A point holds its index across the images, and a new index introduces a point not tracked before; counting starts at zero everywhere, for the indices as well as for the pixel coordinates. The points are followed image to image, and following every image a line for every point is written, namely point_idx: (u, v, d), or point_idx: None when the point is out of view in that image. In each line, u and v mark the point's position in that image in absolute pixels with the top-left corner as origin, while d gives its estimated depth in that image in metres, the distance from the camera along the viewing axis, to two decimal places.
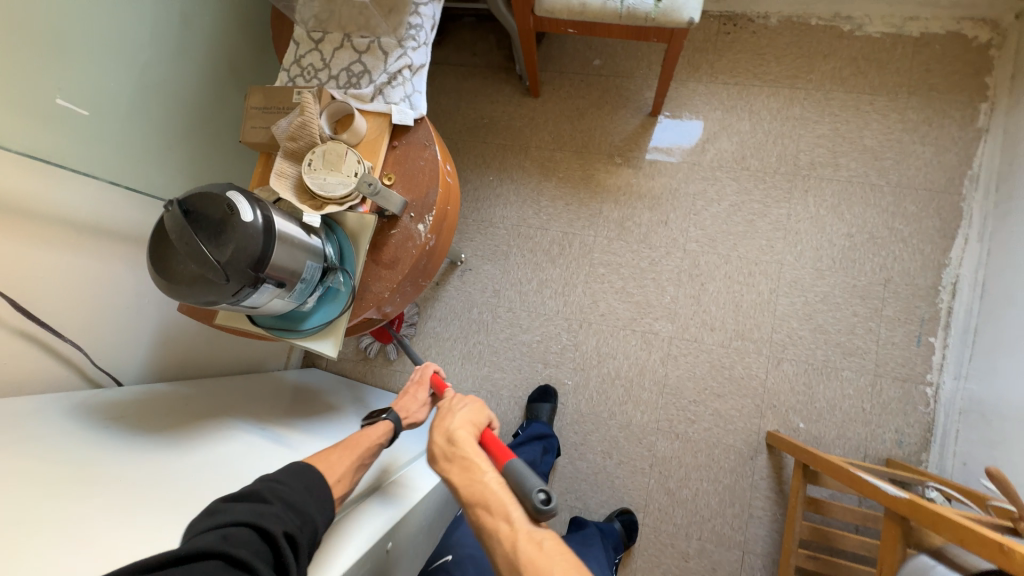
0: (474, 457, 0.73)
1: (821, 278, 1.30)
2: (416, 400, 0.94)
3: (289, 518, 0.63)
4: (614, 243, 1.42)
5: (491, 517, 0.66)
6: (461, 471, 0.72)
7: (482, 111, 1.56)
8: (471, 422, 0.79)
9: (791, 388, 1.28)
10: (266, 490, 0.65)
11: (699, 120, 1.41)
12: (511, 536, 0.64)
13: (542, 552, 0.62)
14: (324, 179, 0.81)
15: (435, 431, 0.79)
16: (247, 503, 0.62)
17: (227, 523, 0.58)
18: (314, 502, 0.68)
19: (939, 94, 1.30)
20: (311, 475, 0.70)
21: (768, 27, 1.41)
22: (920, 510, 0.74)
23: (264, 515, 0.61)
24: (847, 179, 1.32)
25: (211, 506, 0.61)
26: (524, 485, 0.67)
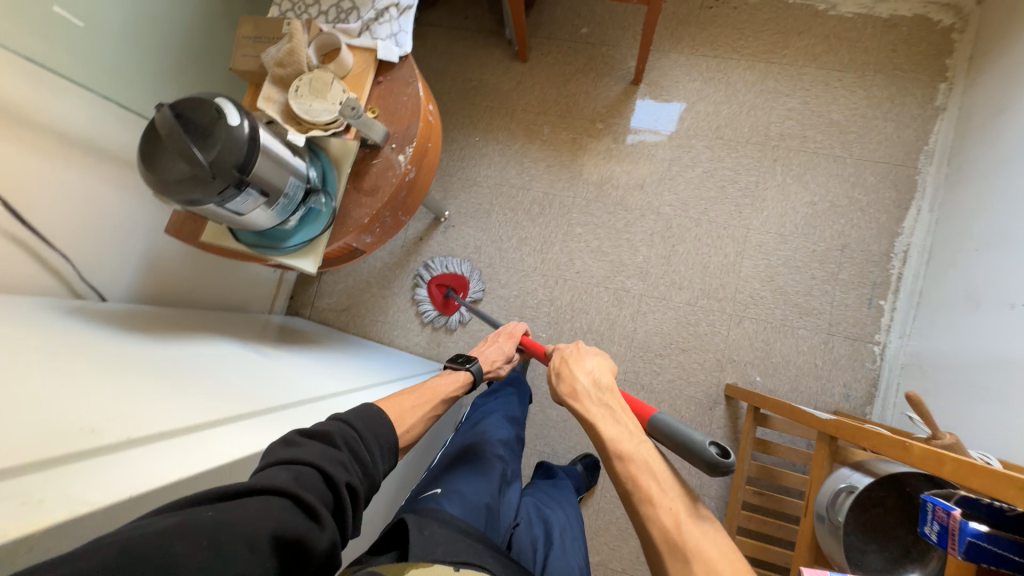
0: (622, 413, 0.70)
1: (784, 243, 1.38)
2: (503, 351, 1.06)
3: (354, 470, 0.63)
4: (592, 205, 1.48)
5: (646, 478, 0.61)
6: (609, 424, 0.69)
7: (472, 74, 1.60)
8: (615, 382, 0.77)
9: (750, 345, 1.35)
10: (337, 435, 0.65)
11: (682, 108, 1.47)
12: (668, 506, 0.58)
13: (701, 519, 0.57)
14: (310, 105, 0.86)
15: (577, 381, 0.77)
16: (321, 446, 0.61)
17: (300, 461, 0.58)
18: (372, 453, 0.68)
19: (903, 74, 1.37)
20: (377, 425, 0.71)
21: (748, 3, 1.47)
22: (844, 427, 0.82)
23: (337, 464, 0.60)
24: (814, 150, 1.39)
25: (288, 437, 0.61)
26: (690, 440, 0.63)
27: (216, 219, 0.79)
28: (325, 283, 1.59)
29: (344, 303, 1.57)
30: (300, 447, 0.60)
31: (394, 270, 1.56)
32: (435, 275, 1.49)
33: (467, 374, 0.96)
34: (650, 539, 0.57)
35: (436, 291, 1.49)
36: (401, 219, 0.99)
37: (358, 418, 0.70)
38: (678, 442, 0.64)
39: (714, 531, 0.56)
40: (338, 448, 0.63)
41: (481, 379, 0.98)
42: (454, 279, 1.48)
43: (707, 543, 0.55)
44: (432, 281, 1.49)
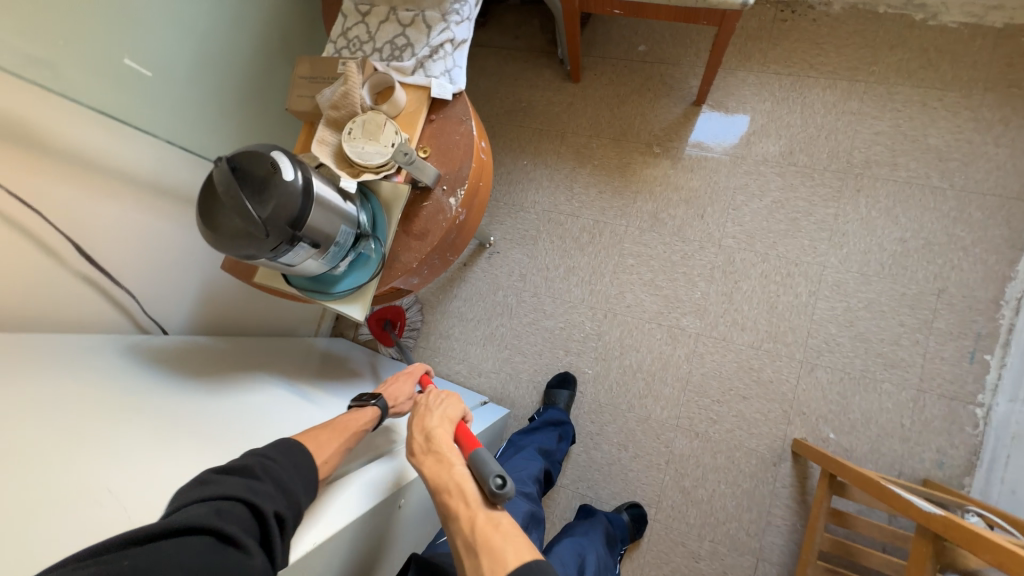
0: (445, 445, 0.75)
1: (867, 284, 1.23)
2: (404, 390, 0.92)
3: (279, 498, 0.60)
4: (646, 234, 1.39)
5: (457, 500, 0.67)
6: (431, 458, 0.74)
7: (521, 95, 1.55)
8: (446, 413, 0.81)
9: (823, 397, 1.22)
10: (256, 465, 0.62)
11: (745, 115, 1.35)
12: (470, 519, 0.65)
13: (498, 531, 0.63)
14: (363, 148, 0.83)
15: (414, 422, 0.81)
16: (238, 478, 0.59)
17: (212, 497, 0.55)
18: (302, 483, 0.64)
19: (1021, 92, 1.19)
20: (301, 454, 0.67)
21: (830, 14, 1.33)
22: (954, 527, 0.70)
23: (250, 493, 0.57)
24: (906, 180, 1.23)
25: (204, 475, 0.59)
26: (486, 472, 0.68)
27: (268, 266, 0.78)
28: None
29: None
30: (219, 482, 0.57)
31: (437, 295, 1.54)
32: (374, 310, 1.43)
33: (374, 408, 0.83)
34: (460, 555, 0.64)
35: (374, 326, 1.42)
36: (449, 258, 0.94)
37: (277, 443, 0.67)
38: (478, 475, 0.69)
39: (507, 541, 0.62)
40: (260, 479, 0.60)
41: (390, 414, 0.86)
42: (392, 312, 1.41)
43: (499, 549, 0.61)
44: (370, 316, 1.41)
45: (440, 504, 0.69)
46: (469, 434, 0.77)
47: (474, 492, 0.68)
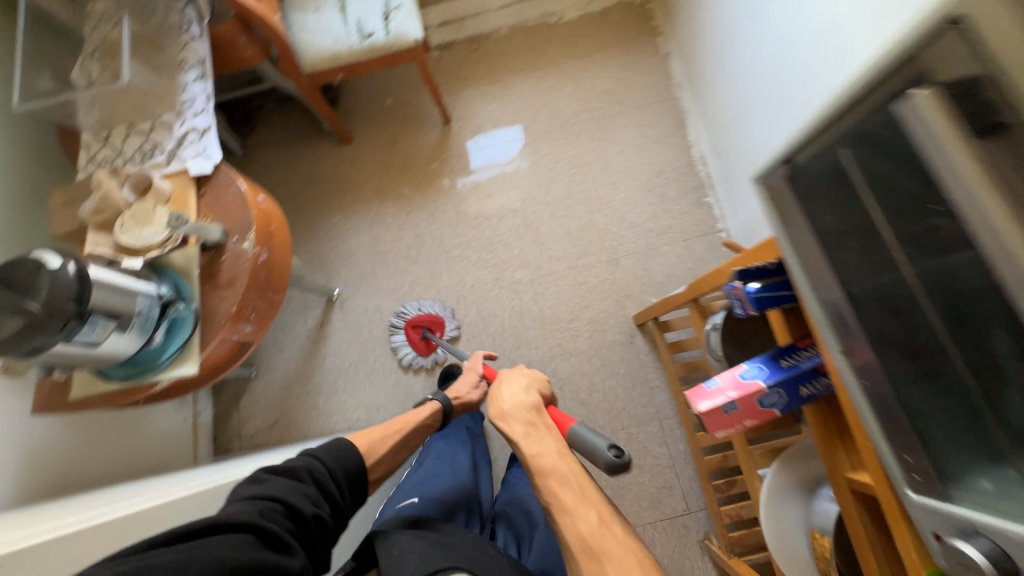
0: (545, 434, 0.79)
1: (617, 189, 1.63)
2: (467, 384, 1.18)
3: (317, 498, 0.75)
4: (458, 227, 1.64)
5: (567, 494, 0.69)
6: (531, 441, 0.77)
7: (311, 170, 1.76)
8: (536, 403, 0.85)
9: (634, 276, 1.54)
10: (304, 469, 0.77)
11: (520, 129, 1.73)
12: (584, 516, 0.66)
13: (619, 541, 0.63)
14: (140, 233, 0.93)
15: (500, 408, 0.85)
16: (285, 480, 0.73)
17: (270, 496, 0.69)
18: (342, 481, 0.81)
19: (631, 41, 1.76)
20: (346, 459, 0.84)
21: (502, 36, 1.82)
22: (694, 285, 0.99)
23: (300, 495, 0.72)
24: (602, 115, 1.70)
25: (253, 477, 0.74)
26: (597, 449, 0.73)
27: (67, 363, 0.79)
28: (245, 409, 1.54)
29: (270, 419, 1.52)
30: (267, 483, 0.72)
31: (309, 364, 1.56)
32: (412, 317, 1.53)
33: (433, 402, 1.09)
34: (571, 549, 0.65)
35: (414, 333, 1.52)
36: (274, 298, 1.05)
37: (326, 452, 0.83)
38: (587, 456, 0.75)
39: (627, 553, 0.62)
40: (304, 482, 0.75)
41: (448, 407, 1.11)
42: (428, 320, 1.52)
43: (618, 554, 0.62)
44: (409, 322, 1.52)
45: (541, 489, 0.71)
46: (568, 421, 0.82)
47: (592, 487, 0.70)
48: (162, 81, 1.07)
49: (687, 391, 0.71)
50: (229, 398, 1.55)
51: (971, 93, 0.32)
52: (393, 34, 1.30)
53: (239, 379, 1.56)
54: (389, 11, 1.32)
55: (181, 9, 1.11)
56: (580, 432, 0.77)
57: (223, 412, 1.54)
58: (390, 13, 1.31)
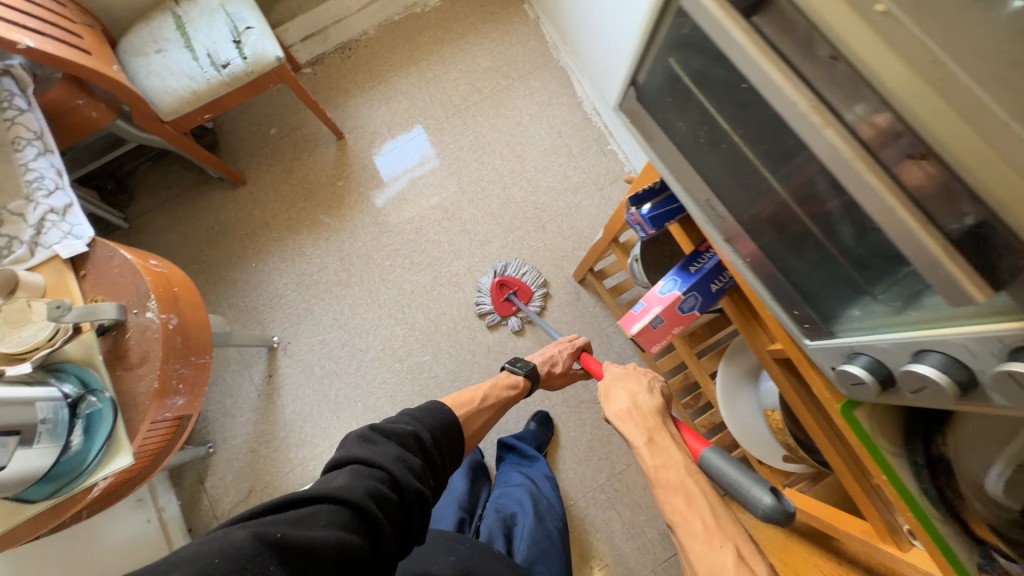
0: (669, 444, 0.76)
1: (525, 159, 1.66)
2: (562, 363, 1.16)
3: (421, 469, 0.76)
4: (383, 238, 1.61)
5: (696, 519, 0.65)
6: (655, 450, 0.75)
7: (211, 223, 1.65)
8: (660, 411, 0.83)
9: (564, 237, 1.59)
10: (409, 438, 0.79)
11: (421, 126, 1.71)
12: (716, 548, 0.62)
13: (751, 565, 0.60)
14: (20, 335, 0.83)
15: (622, 410, 0.85)
16: (393, 450, 0.75)
17: (378, 471, 0.71)
18: (437, 453, 0.82)
19: (499, 14, 1.78)
20: (444, 433, 0.85)
21: (371, 38, 1.78)
22: (609, 224, 1.05)
23: (405, 469, 0.73)
24: (491, 92, 1.72)
25: (364, 434, 0.76)
26: (743, 487, 0.65)
27: None
28: (214, 488, 1.44)
29: (244, 488, 1.44)
30: (377, 447, 0.74)
31: (269, 420, 1.49)
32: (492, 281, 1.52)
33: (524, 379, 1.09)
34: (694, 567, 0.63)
35: (497, 293, 1.51)
36: (199, 361, 0.99)
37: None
38: (730, 489, 0.67)
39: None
40: (410, 453, 0.77)
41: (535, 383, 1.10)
42: (516, 285, 1.51)
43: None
44: (496, 280, 1.51)
45: (660, 499, 0.71)
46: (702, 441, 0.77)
47: (729, 520, 0.65)
48: None
49: (620, 322, 0.75)
50: (192, 483, 1.45)
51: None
52: (251, 58, 1.23)
53: (197, 460, 1.46)
54: (239, 35, 1.25)
55: None
56: (717, 459, 0.71)
57: (191, 498, 1.44)
58: (241, 38, 1.24)
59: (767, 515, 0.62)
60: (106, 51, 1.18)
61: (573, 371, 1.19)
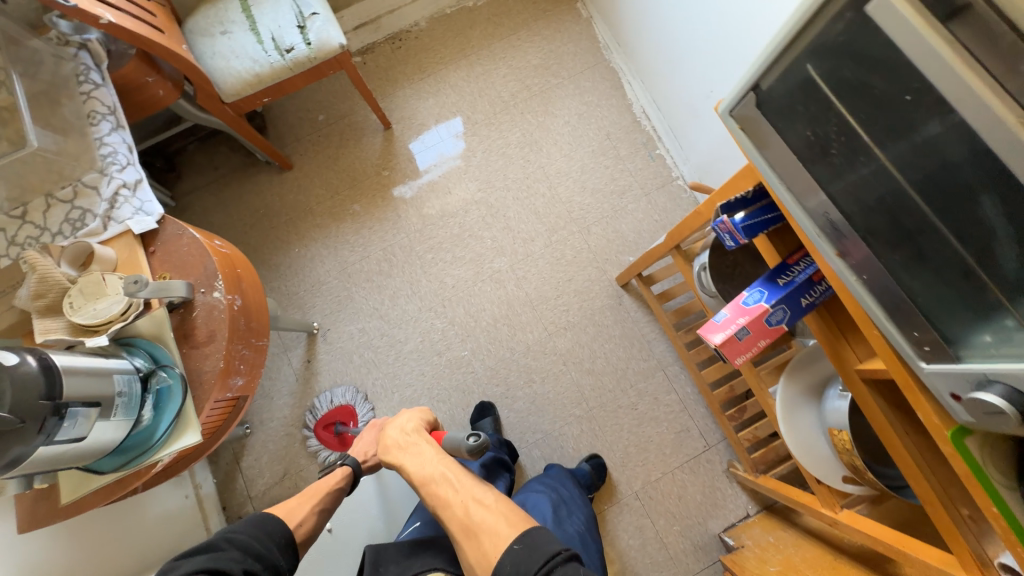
0: (423, 447, 1.00)
1: (572, 158, 1.64)
2: (367, 439, 1.19)
3: (242, 561, 0.79)
4: (426, 231, 1.61)
5: (440, 487, 0.90)
6: (414, 458, 0.98)
7: (256, 205, 1.66)
8: (419, 429, 1.06)
9: (608, 240, 1.57)
10: (220, 539, 0.81)
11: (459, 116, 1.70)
12: (459, 504, 0.86)
13: (490, 508, 0.82)
14: (95, 308, 0.84)
15: (389, 443, 1.05)
16: (202, 554, 0.77)
17: (188, 573, 0.73)
18: (265, 546, 0.85)
19: (551, 12, 1.77)
20: (266, 523, 0.89)
21: (422, 29, 1.77)
22: (673, 231, 1.03)
23: (224, 560, 0.77)
24: (540, 89, 1.70)
25: (166, 564, 0.76)
26: (460, 442, 0.95)
27: (51, 468, 0.71)
28: (249, 468, 1.45)
29: (279, 471, 1.45)
30: (181, 562, 0.75)
31: (306, 405, 1.49)
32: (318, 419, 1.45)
33: (347, 466, 1.10)
34: (458, 535, 0.82)
35: (326, 433, 1.44)
36: (258, 344, 0.99)
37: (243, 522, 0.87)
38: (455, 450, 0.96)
39: (495, 525, 0.79)
40: (225, 548, 0.79)
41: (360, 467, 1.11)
42: (341, 414, 1.45)
43: (492, 522, 0.80)
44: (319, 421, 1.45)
45: (425, 495, 0.91)
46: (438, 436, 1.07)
47: (462, 478, 0.91)
48: (73, 141, 0.97)
49: (698, 330, 0.74)
50: (228, 462, 1.46)
51: None
52: (315, 44, 1.23)
53: (234, 440, 1.47)
54: (305, 21, 1.24)
55: (74, 55, 1.00)
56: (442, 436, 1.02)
57: (226, 477, 1.45)
58: (306, 24, 1.24)
59: (477, 450, 0.91)
60: (175, 29, 1.19)
61: None
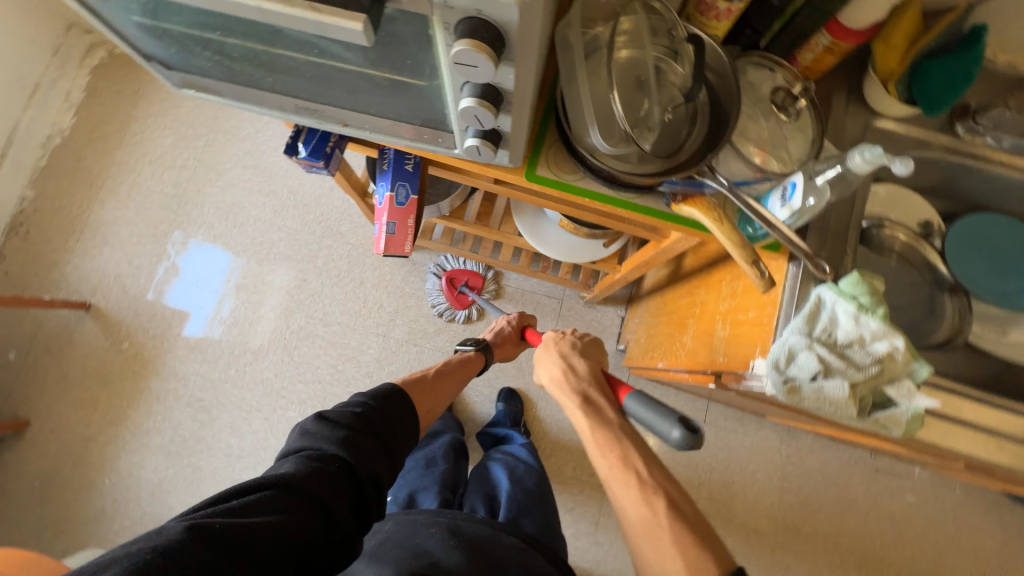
0: (605, 401, 0.76)
1: (275, 190, 1.58)
2: (509, 342, 1.09)
3: (372, 451, 0.67)
4: (210, 355, 1.48)
5: (636, 452, 0.69)
6: (592, 411, 0.75)
7: (27, 484, 1.39)
8: (594, 371, 0.80)
9: (363, 225, 1.57)
10: (358, 417, 0.68)
11: (147, 240, 1.54)
12: (652, 494, 0.65)
13: (690, 524, 0.63)
14: None
15: (557, 377, 0.81)
16: (340, 429, 0.66)
17: (323, 453, 0.63)
18: (399, 436, 0.72)
19: (142, 89, 1.62)
20: (401, 407, 0.75)
21: (35, 198, 1.53)
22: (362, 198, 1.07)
23: (353, 452, 0.64)
24: (196, 158, 1.59)
25: (314, 421, 0.67)
26: (659, 424, 0.64)
27: None
28: None
29: None
30: (321, 431, 0.65)
31: None
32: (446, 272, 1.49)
33: (478, 350, 1.02)
34: (632, 524, 0.65)
35: (450, 287, 1.49)
36: None
37: (375, 395, 0.74)
38: (648, 427, 0.66)
39: (683, 543, 0.61)
40: (357, 433, 0.67)
41: (489, 360, 1.04)
42: (467, 274, 1.49)
43: (685, 546, 0.60)
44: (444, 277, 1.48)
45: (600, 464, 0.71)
46: (623, 383, 0.76)
47: (660, 471, 0.69)
48: None
49: (378, 251, 0.80)
50: None
51: None
52: None
53: None
54: None
55: None
56: (637, 404, 0.69)
57: None
58: None
59: (682, 446, 0.61)
60: None
61: (522, 345, 1.13)
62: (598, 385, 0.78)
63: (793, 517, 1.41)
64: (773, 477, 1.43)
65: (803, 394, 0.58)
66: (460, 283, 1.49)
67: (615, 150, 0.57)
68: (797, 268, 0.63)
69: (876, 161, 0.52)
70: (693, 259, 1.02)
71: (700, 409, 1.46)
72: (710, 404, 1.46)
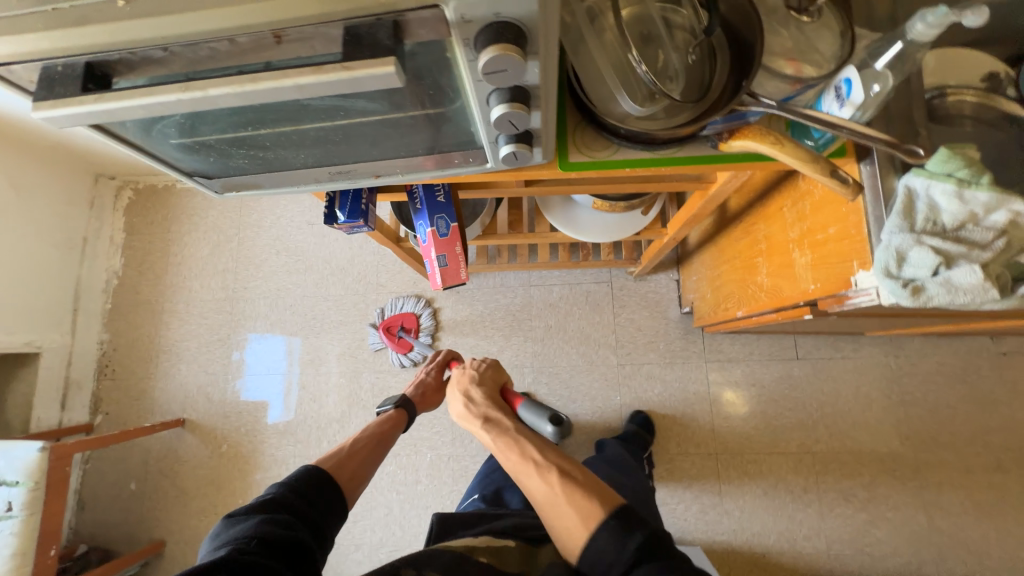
0: (501, 411, 0.79)
1: (311, 264, 1.64)
2: (433, 386, 1.07)
3: (293, 523, 0.65)
4: (301, 434, 1.54)
5: (530, 443, 0.71)
6: (491, 421, 0.78)
7: None
8: (492, 390, 0.85)
9: (400, 271, 1.60)
10: (272, 502, 0.67)
11: (215, 346, 1.63)
12: (546, 470, 0.67)
13: (581, 484, 0.64)
14: None
15: (459, 401, 0.84)
16: (258, 513, 0.64)
17: (243, 532, 0.60)
18: (320, 509, 0.71)
19: (170, 212, 1.73)
20: (320, 482, 0.74)
21: (112, 338, 1.66)
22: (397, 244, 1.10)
23: (275, 525, 0.62)
24: (234, 259, 1.68)
25: (225, 522, 0.64)
26: (540, 423, 0.76)
27: None
28: None
29: None
30: (236, 524, 0.63)
31: None
32: (382, 322, 1.53)
33: (398, 408, 0.98)
34: (539, 501, 0.65)
35: (389, 336, 1.52)
36: None
37: (289, 482, 0.72)
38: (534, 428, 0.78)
39: (577, 501, 0.61)
40: (275, 512, 0.65)
41: (411, 412, 1.00)
42: (402, 320, 1.53)
43: (581, 502, 0.61)
44: (381, 327, 1.53)
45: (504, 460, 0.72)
46: (517, 396, 0.82)
47: (552, 452, 0.71)
48: None
49: (434, 287, 0.81)
50: None
51: (57, 75, 0.38)
52: (22, 478, 1.10)
53: None
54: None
55: None
56: (526, 409, 0.79)
57: None
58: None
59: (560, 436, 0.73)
60: None
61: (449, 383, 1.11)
62: (497, 401, 0.82)
63: (927, 430, 1.30)
64: (890, 394, 1.33)
65: (931, 293, 0.53)
66: (397, 330, 1.52)
67: (643, 113, 0.56)
68: (873, 165, 0.58)
69: (942, 22, 0.48)
70: (738, 198, 0.97)
71: (789, 347, 1.38)
72: (798, 339, 1.38)
